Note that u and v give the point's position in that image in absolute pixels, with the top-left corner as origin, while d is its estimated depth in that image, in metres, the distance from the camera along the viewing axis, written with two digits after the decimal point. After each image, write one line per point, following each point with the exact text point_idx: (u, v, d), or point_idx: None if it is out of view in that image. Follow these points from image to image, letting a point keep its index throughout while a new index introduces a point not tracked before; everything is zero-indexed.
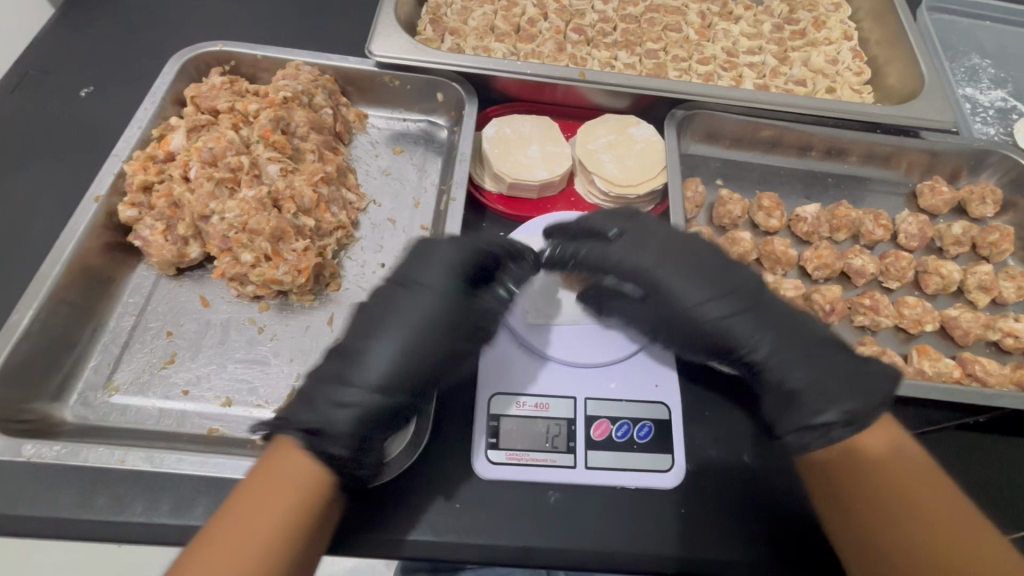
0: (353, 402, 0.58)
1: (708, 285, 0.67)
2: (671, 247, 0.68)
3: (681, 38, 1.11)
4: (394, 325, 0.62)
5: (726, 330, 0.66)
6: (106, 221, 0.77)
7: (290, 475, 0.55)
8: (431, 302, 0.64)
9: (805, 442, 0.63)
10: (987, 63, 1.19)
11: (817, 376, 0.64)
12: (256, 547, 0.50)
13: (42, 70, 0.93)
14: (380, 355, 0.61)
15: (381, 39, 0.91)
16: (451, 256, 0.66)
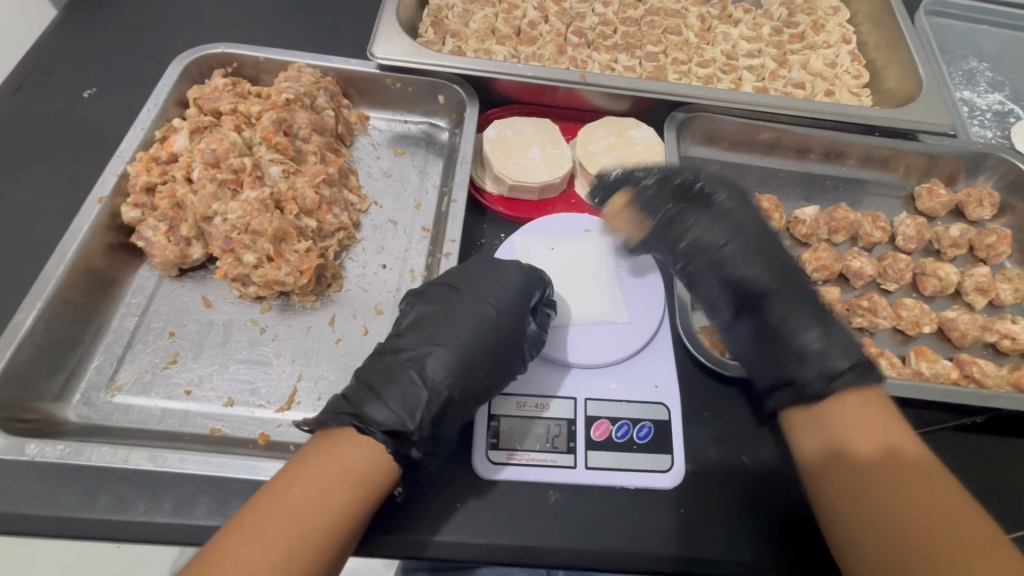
0: (430, 399, 0.63)
1: (759, 245, 0.77)
2: (762, 223, 0.80)
3: (681, 41, 1.12)
4: (463, 329, 0.69)
5: (758, 282, 0.75)
6: (109, 222, 0.78)
7: (348, 461, 0.58)
8: (494, 314, 0.70)
9: (817, 383, 0.68)
10: (985, 67, 1.20)
11: (826, 333, 0.71)
12: (309, 530, 0.53)
13: (45, 71, 0.93)
14: (447, 357, 0.66)
15: (383, 42, 0.92)
16: (515, 276, 0.73)
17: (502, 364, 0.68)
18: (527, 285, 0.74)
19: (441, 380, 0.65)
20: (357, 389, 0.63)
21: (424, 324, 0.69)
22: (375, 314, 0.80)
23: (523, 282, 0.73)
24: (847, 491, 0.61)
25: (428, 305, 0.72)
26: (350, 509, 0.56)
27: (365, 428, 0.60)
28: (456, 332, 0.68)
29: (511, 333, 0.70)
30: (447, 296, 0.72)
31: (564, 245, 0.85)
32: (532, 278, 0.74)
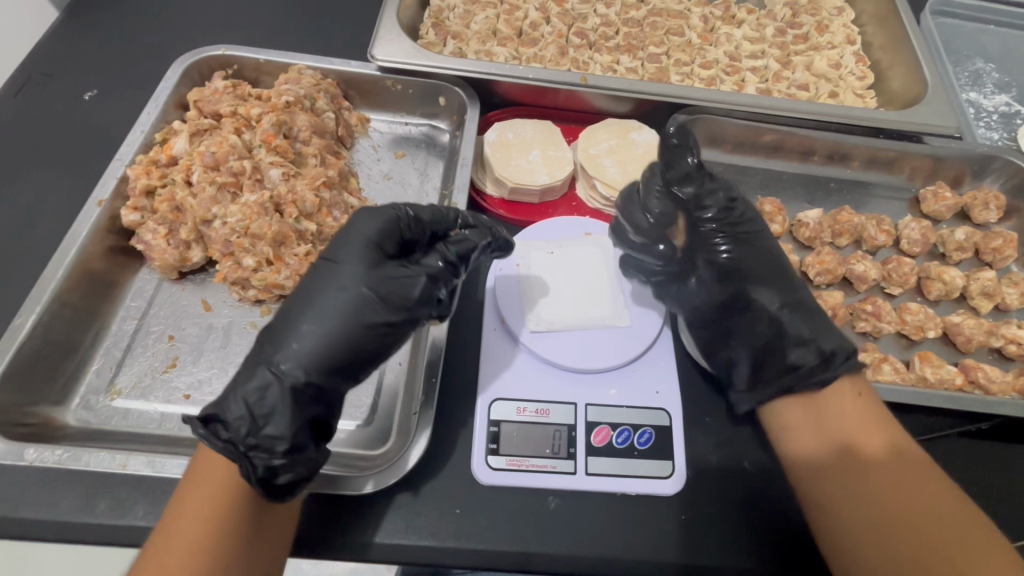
0: (252, 375, 0.59)
1: (749, 242, 0.80)
2: (752, 220, 0.82)
3: (684, 42, 1.11)
4: (313, 292, 0.64)
5: (758, 283, 0.77)
6: (109, 225, 0.78)
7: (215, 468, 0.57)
8: (343, 269, 0.64)
9: (784, 373, 0.71)
10: (992, 68, 1.19)
11: (809, 317, 0.73)
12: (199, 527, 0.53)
13: (46, 73, 0.93)
14: (297, 324, 0.61)
15: (383, 44, 0.91)
16: (358, 226, 0.67)
17: (344, 318, 0.62)
18: (377, 232, 0.67)
19: (276, 349, 0.60)
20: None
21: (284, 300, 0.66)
22: None
23: (368, 228, 0.67)
24: (836, 495, 0.62)
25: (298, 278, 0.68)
26: (217, 502, 0.55)
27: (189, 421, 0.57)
28: (305, 297, 0.63)
29: (362, 284, 0.63)
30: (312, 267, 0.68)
31: (564, 248, 0.84)
32: (383, 221, 0.68)
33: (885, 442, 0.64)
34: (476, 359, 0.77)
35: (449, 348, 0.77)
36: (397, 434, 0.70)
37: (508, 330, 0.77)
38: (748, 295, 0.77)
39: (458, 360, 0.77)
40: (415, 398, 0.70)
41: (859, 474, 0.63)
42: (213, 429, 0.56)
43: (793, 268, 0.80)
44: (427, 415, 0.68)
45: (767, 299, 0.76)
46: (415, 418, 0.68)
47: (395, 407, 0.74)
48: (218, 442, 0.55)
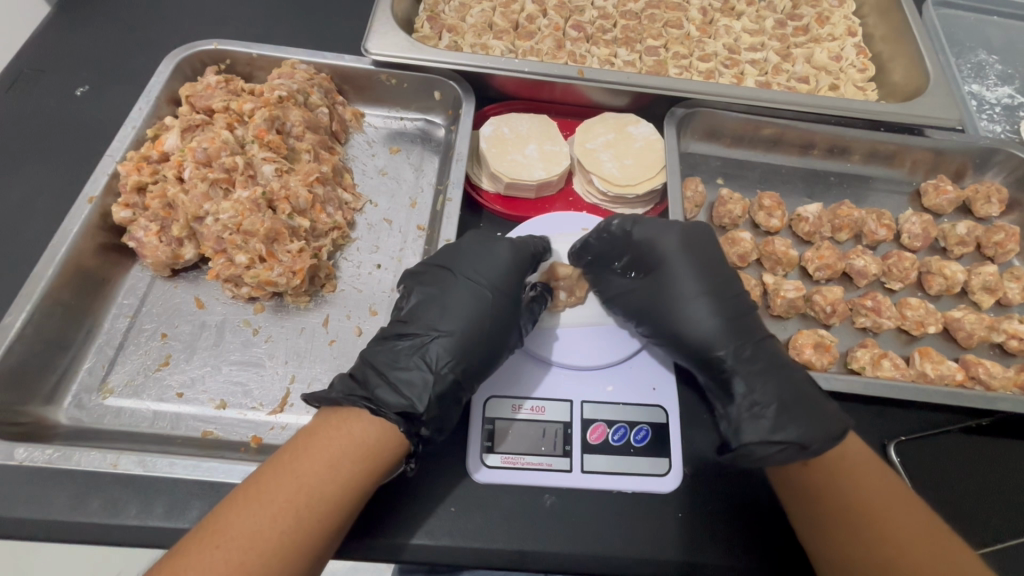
0: (439, 382, 0.63)
1: (689, 283, 0.74)
2: (691, 250, 0.75)
3: (682, 35, 1.10)
4: (466, 310, 0.69)
5: (709, 330, 0.71)
6: (100, 222, 0.77)
7: (361, 442, 0.58)
8: (497, 294, 0.70)
9: (762, 448, 0.63)
10: (995, 59, 1.17)
11: (783, 391, 0.66)
12: (322, 492, 0.54)
13: (37, 69, 0.93)
14: (461, 334, 0.66)
15: (378, 36, 0.89)
16: (510, 254, 0.73)
17: (501, 341, 0.67)
18: (521, 264, 0.73)
19: (456, 361, 0.65)
20: (380, 382, 0.63)
21: (428, 309, 0.69)
22: (369, 314, 0.79)
23: (517, 258, 0.73)
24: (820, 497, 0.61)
25: (430, 287, 0.71)
26: (348, 479, 0.55)
27: (377, 410, 0.60)
28: (465, 311, 0.68)
29: (514, 311, 0.70)
30: (441, 276, 0.72)
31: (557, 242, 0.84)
32: (528, 254, 0.74)
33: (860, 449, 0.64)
34: None
35: None
36: None
37: None
38: (702, 343, 0.71)
39: None
40: None
41: (848, 477, 0.62)
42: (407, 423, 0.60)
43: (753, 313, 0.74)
44: None
45: (729, 357, 0.69)
46: None
47: None
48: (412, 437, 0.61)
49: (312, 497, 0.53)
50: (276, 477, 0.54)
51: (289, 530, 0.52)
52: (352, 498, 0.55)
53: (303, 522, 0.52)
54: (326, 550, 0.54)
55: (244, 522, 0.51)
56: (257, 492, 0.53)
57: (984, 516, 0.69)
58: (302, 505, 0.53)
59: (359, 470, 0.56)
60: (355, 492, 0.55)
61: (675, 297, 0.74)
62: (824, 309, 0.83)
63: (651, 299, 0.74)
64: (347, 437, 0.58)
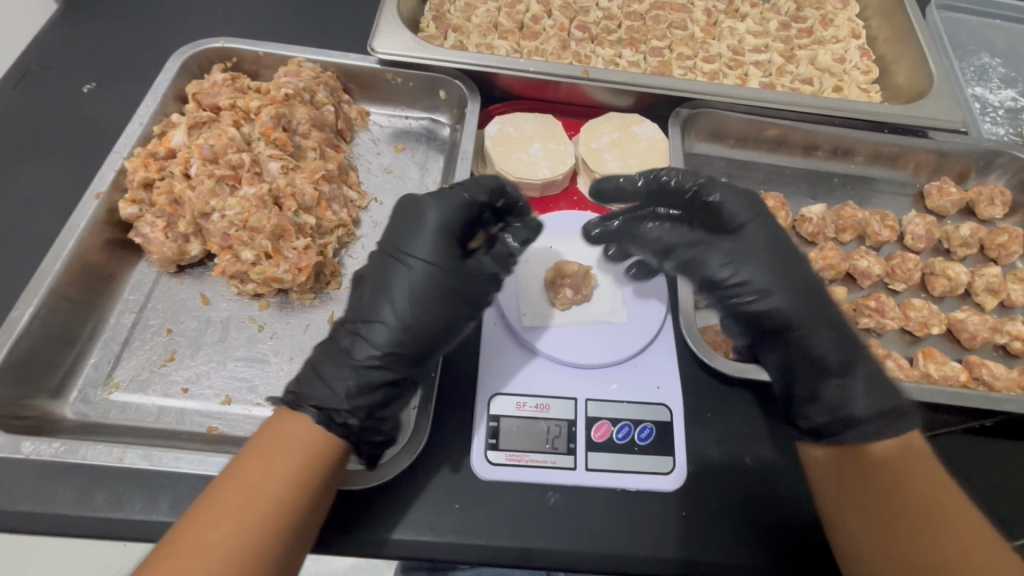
0: (364, 371, 0.62)
1: (771, 257, 0.70)
2: (764, 222, 0.72)
3: (687, 36, 1.10)
4: (396, 288, 0.66)
5: (799, 305, 0.68)
6: (107, 218, 0.77)
7: (300, 439, 0.57)
8: (428, 266, 0.66)
9: (864, 424, 0.64)
10: (997, 62, 1.17)
11: (851, 373, 0.66)
12: (271, 491, 0.52)
13: (45, 66, 0.93)
14: (390, 316, 0.64)
15: (384, 35, 0.90)
16: (437, 219, 0.68)
17: (431, 323, 0.65)
18: (450, 225, 0.68)
19: (381, 346, 0.63)
20: (305, 378, 0.62)
21: (359, 295, 0.67)
22: None
23: (444, 219, 0.68)
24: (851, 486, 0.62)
25: (364, 269, 0.69)
26: (296, 478, 0.54)
27: (297, 405, 0.60)
28: (392, 292, 0.65)
29: (449, 282, 0.66)
30: (374, 259, 0.69)
31: (561, 241, 0.84)
32: (458, 209, 0.69)
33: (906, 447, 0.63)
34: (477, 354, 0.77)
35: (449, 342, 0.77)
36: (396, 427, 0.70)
37: (504, 324, 0.77)
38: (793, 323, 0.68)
39: (460, 353, 0.76)
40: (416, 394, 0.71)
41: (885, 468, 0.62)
42: (331, 419, 0.59)
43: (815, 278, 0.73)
44: (426, 411, 0.69)
45: (810, 340, 0.67)
46: (415, 412, 0.69)
47: None
48: (336, 428, 0.59)
49: (261, 499, 0.52)
50: (223, 485, 0.52)
51: (240, 533, 0.49)
52: (309, 492, 0.54)
53: (257, 520, 0.51)
54: (283, 555, 0.51)
55: (193, 535, 0.48)
56: (209, 500, 0.51)
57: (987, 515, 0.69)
58: (254, 503, 0.51)
59: (304, 468, 0.55)
60: (305, 492, 0.54)
61: (757, 277, 0.69)
62: None
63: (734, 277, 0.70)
64: (294, 437, 0.57)
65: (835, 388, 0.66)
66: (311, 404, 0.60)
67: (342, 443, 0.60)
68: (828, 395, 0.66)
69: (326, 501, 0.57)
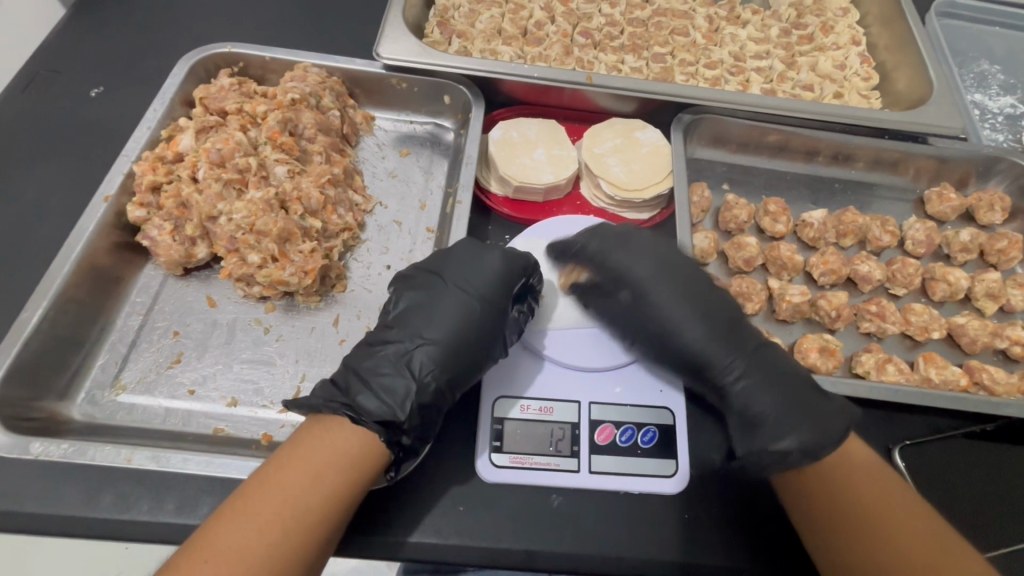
0: (420, 393, 0.63)
1: (646, 303, 0.74)
2: (667, 271, 0.75)
3: (688, 42, 1.11)
4: (451, 320, 0.68)
5: (702, 349, 0.71)
6: (114, 221, 0.78)
7: (337, 450, 0.58)
8: (489, 304, 0.70)
9: (771, 458, 0.64)
10: (997, 69, 1.19)
11: (757, 412, 0.67)
12: (308, 501, 0.54)
13: (53, 70, 0.94)
14: (447, 342, 0.67)
15: (389, 41, 0.91)
16: (501, 264, 0.72)
17: (486, 359, 0.68)
18: (515, 274, 0.73)
19: (436, 373, 0.65)
20: (359, 390, 0.62)
21: (414, 317, 0.69)
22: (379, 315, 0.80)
23: (508, 267, 0.72)
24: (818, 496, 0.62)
25: (416, 296, 0.71)
26: (333, 490, 0.55)
27: (358, 418, 0.60)
28: (451, 322, 0.68)
29: (504, 322, 0.70)
30: (431, 283, 0.72)
31: None
32: (523, 262, 0.74)
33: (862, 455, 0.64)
34: None
35: None
36: None
37: None
38: (702, 362, 0.71)
39: None
40: None
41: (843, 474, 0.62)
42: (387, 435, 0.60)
43: (744, 319, 0.74)
44: None
45: (722, 377, 0.70)
46: None
47: None
48: (390, 445, 0.61)
49: (297, 508, 0.53)
50: (257, 491, 0.54)
51: (276, 542, 0.51)
52: (336, 509, 0.55)
53: (287, 532, 0.52)
54: (314, 560, 0.54)
55: (227, 542, 0.50)
56: (243, 506, 0.53)
57: (988, 519, 0.70)
58: (285, 513, 0.53)
59: (342, 481, 0.56)
60: (340, 504, 0.56)
61: (647, 320, 0.74)
62: (829, 314, 0.84)
63: (644, 326, 0.74)
64: (329, 447, 0.58)
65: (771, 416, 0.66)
66: (373, 417, 0.60)
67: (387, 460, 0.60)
68: (739, 431, 0.68)
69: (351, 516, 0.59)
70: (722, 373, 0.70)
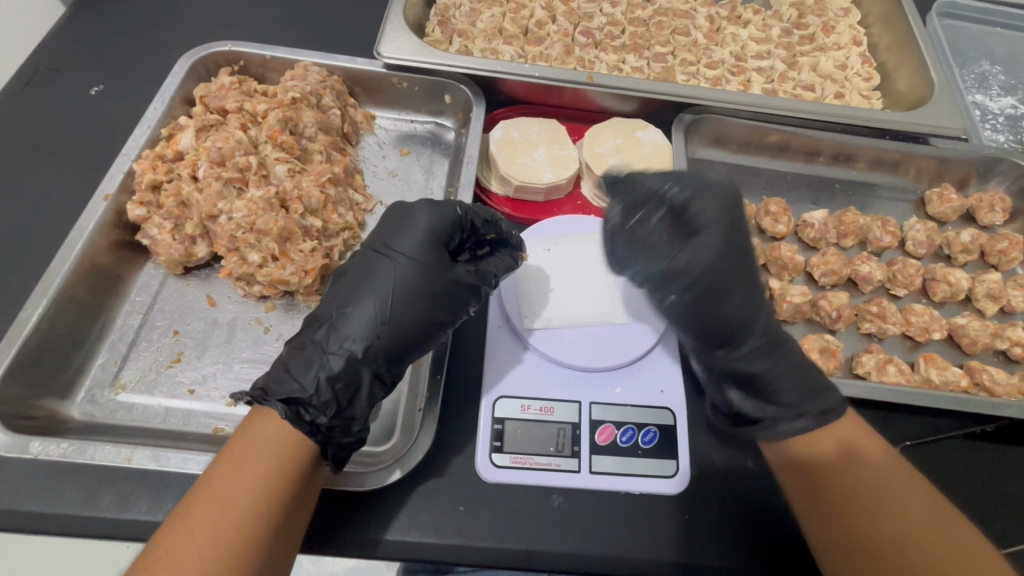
0: (334, 362, 0.61)
1: (715, 265, 0.69)
2: (733, 219, 0.71)
3: (690, 42, 1.11)
4: (371, 287, 0.67)
5: (739, 314, 0.69)
6: (115, 220, 0.78)
7: (264, 442, 0.56)
8: (409, 267, 0.68)
9: (782, 424, 0.66)
10: (997, 70, 1.18)
11: (769, 371, 0.68)
12: (240, 498, 0.52)
13: (53, 68, 0.94)
14: (366, 312, 0.65)
15: (390, 40, 0.91)
16: (427, 223, 0.71)
17: (406, 324, 0.65)
18: (442, 231, 0.71)
19: (355, 339, 0.63)
20: (274, 372, 0.61)
21: (336, 289, 0.68)
22: None
23: (435, 226, 0.71)
24: (833, 493, 0.62)
25: (344, 266, 0.71)
26: (265, 483, 0.53)
27: (263, 399, 0.58)
28: (371, 289, 0.66)
29: (429, 285, 0.68)
30: (357, 256, 0.71)
31: (561, 244, 0.84)
32: (448, 219, 0.72)
33: (870, 441, 0.64)
34: (481, 355, 0.77)
35: (455, 345, 0.78)
36: (401, 430, 0.70)
37: (508, 326, 0.78)
38: (733, 326, 0.69)
39: (465, 357, 0.77)
40: (420, 395, 0.71)
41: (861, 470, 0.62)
42: (298, 412, 0.58)
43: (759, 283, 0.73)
44: (431, 412, 0.69)
45: (752, 335, 0.69)
46: (420, 414, 0.69)
47: (397, 400, 0.74)
48: (304, 425, 0.58)
49: (230, 506, 0.51)
50: (190, 499, 0.52)
51: (211, 543, 0.49)
52: (278, 502, 0.53)
53: (226, 536, 0.50)
54: (262, 559, 0.51)
55: (166, 553, 0.48)
56: (180, 515, 0.51)
57: (989, 519, 0.70)
58: (224, 517, 0.51)
59: (271, 472, 0.54)
60: (275, 496, 0.53)
61: (709, 291, 0.70)
62: (830, 314, 0.84)
63: (717, 300, 0.70)
64: (258, 441, 0.56)
65: (763, 396, 0.68)
66: (278, 396, 0.58)
67: (310, 443, 0.58)
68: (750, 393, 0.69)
69: (306, 510, 0.57)
70: (728, 349, 0.70)
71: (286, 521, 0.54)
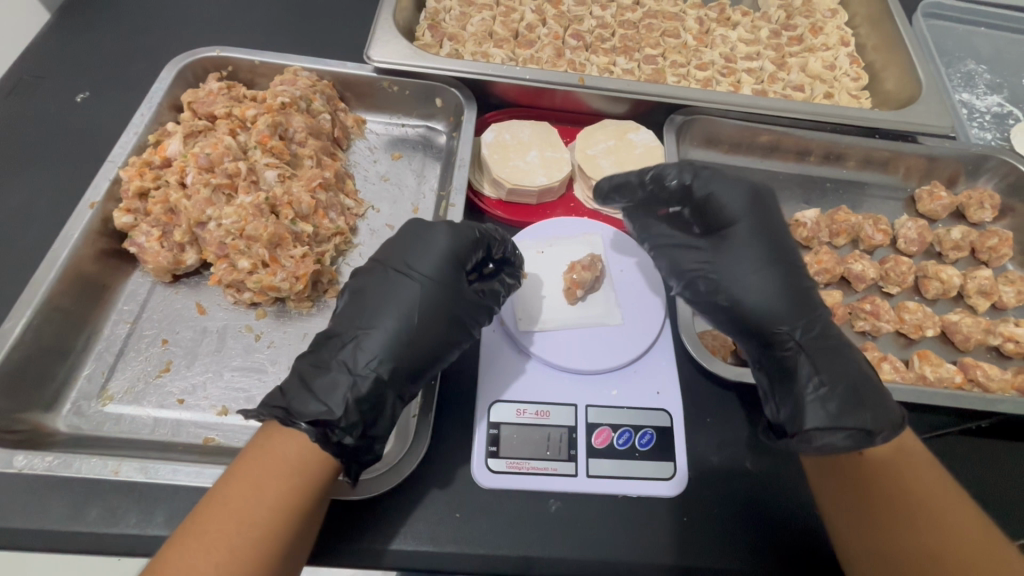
0: (360, 383, 0.61)
1: (752, 254, 0.72)
2: (758, 210, 0.73)
3: (679, 44, 1.12)
4: (393, 306, 0.66)
5: (774, 305, 0.69)
6: (101, 227, 0.76)
7: (285, 458, 0.55)
8: (429, 287, 0.68)
9: (825, 436, 0.63)
10: (983, 69, 1.20)
11: (818, 380, 0.66)
12: (256, 516, 0.51)
13: (36, 74, 0.92)
14: (387, 332, 0.64)
15: (380, 44, 0.90)
16: (446, 243, 0.70)
17: (426, 345, 0.65)
18: (461, 251, 0.71)
19: (380, 360, 0.63)
20: (294, 390, 0.60)
21: (354, 305, 0.68)
22: None
23: (455, 247, 0.70)
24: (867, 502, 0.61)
25: (360, 282, 0.69)
26: (282, 502, 0.52)
27: (289, 419, 0.57)
28: (394, 308, 0.66)
29: (449, 305, 0.68)
30: (375, 271, 0.70)
31: (554, 246, 0.84)
32: (468, 241, 0.71)
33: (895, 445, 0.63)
34: (476, 359, 0.76)
35: None
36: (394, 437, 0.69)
37: (501, 329, 0.78)
38: (770, 320, 0.69)
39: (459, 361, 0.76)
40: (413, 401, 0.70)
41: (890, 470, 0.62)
42: (325, 433, 0.57)
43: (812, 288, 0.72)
44: (425, 419, 0.69)
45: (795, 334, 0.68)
46: (414, 421, 0.68)
47: None
48: (331, 446, 0.57)
49: (246, 524, 0.50)
50: (204, 511, 0.50)
51: (226, 560, 0.48)
52: (292, 523, 0.52)
53: (240, 556, 0.48)
54: None
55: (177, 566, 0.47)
56: (193, 527, 0.49)
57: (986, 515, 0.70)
58: (240, 534, 0.49)
59: (289, 491, 0.53)
60: (292, 517, 0.52)
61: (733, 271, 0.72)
62: None
63: (737, 284, 0.71)
64: (279, 456, 0.55)
65: (810, 401, 0.65)
66: (306, 417, 0.57)
67: (333, 463, 0.57)
68: (799, 398, 0.66)
69: (318, 520, 0.56)
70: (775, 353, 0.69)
71: (297, 542, 0.53)
